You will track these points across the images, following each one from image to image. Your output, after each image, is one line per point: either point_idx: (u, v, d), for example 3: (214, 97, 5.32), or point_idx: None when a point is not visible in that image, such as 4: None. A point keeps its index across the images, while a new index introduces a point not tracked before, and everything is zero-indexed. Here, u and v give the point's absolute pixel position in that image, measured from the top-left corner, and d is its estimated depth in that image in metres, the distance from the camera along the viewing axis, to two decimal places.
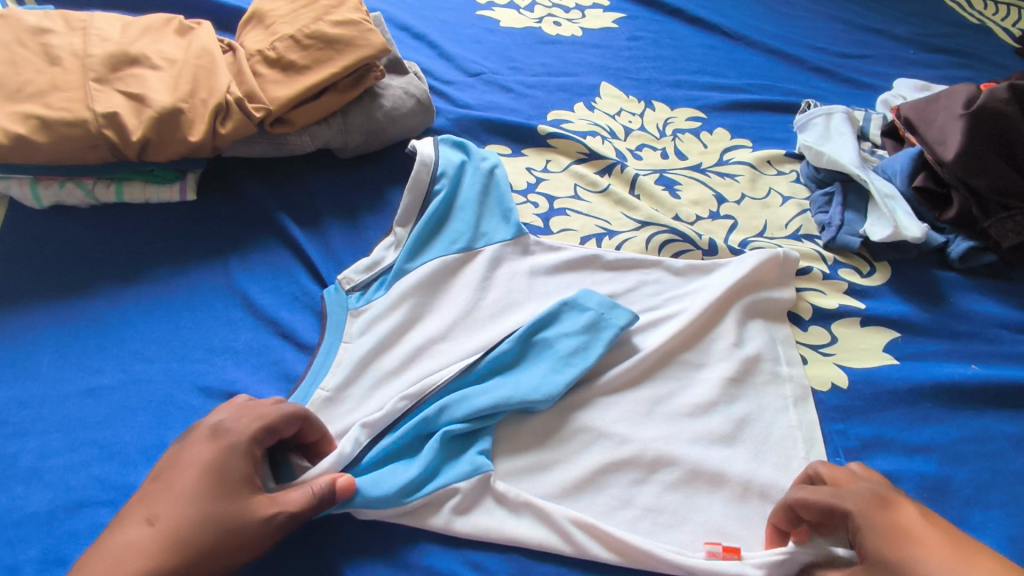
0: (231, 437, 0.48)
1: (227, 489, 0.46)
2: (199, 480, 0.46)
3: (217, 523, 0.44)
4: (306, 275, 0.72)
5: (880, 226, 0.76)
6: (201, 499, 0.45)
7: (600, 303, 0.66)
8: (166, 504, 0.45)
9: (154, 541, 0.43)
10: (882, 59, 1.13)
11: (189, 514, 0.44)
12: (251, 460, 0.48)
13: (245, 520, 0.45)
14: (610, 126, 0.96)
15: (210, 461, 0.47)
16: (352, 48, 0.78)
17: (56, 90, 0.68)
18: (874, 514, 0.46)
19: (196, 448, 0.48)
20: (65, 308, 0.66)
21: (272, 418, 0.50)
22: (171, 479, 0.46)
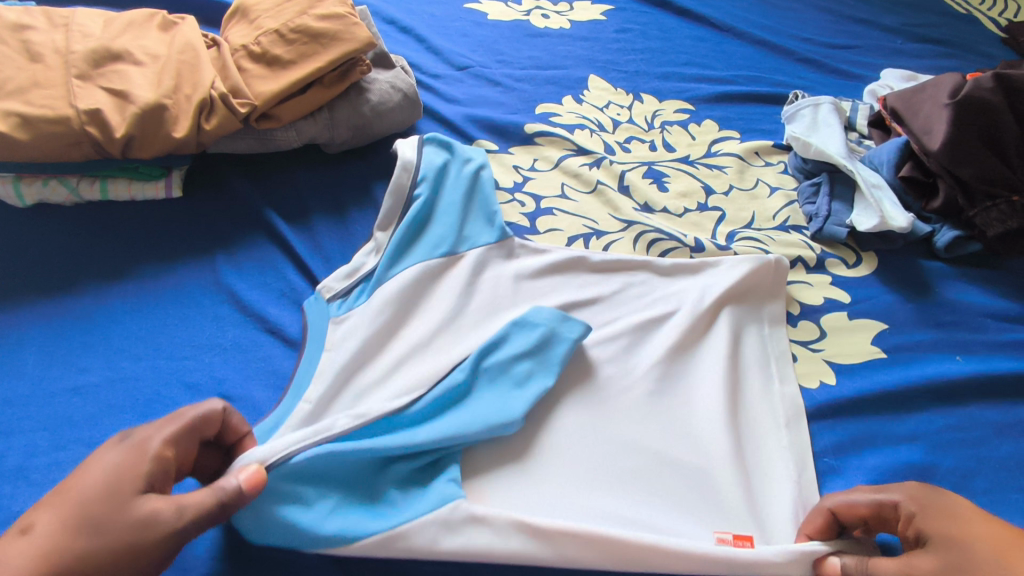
0: (136, 439, 0.46)
1: (117, 493, 0.43)
2: (97, 484, 0.43)
3: (102, 527, 0.42)
4: (294, 271, 0.72)
5: (867, 216, 0.76)
6: (91, 502, 0.42)
7: (551, 318, 0.65)
8: (48, 511, 0.42)
9: (26, 552, 0.40)
10: (870, 50, 1.13)
11: (70, 520, 0.42)
12: (157, 463, 0.45)
13: (132, 524, 0.42)
14: (599, 119, 0.96)
15: (107, 465, 0.44)
16: (338, 41, 0.78)
17: (38, 87, 0.67)
18: (929, 501, 0.50)
19: (99, 452, 0.46)
20: (49, 307, 0.65)
21: (184, 420, 0.48)
22: (65, 483, 0.44)
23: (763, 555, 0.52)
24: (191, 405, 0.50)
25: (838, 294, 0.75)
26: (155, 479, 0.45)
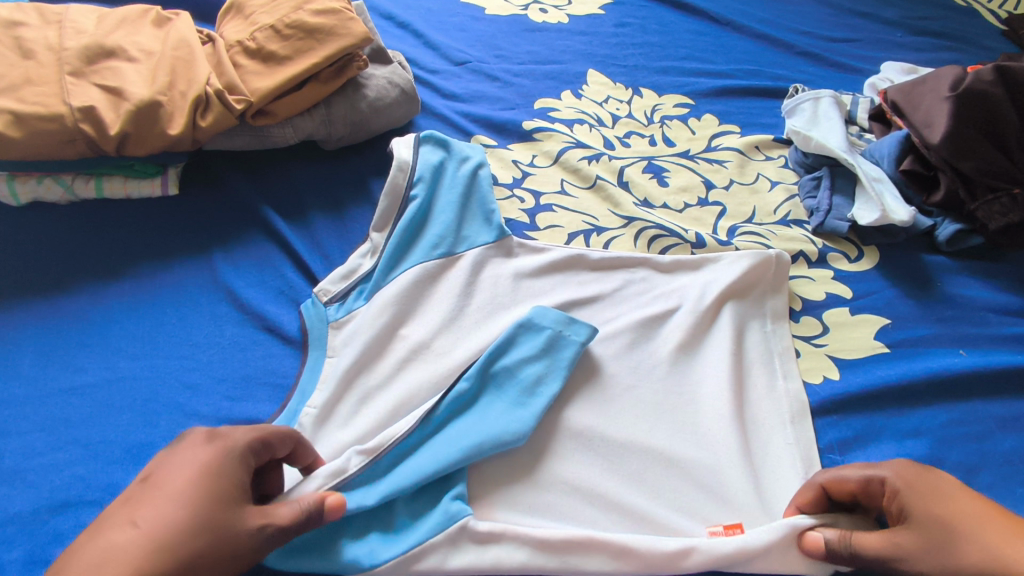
0: (230, 441, 0.46)
1: (221, 495, 0.43)
2: (194, 482, 0.43)
3: (214, 527, 0.42)
4: (292, 268, 0.71)
5: (868, 210, 0.76)
6: (195, 500, 0.42)
7: (558, 320, 0.65)
8: (154, 507, 0.41)
9: (142, 542, 0.39)
10: (869, 43, 1.12)
11: (178, 515, 0.41)
12: (242, 470, 0.46)
13: (237, 530, 0.43)
14: (598, 114, 0.95)
15: (206, 464, 0.44)
16: (334, 37, 0.77)
17: (30, 84, 0.66)
18: (917, 479, 0.49)
19: (190, 449, 0.45)
20: (43, 307, 0.64)
21: (268, 434, 0.49)
22: (158, 479, 0.43)
23: (756, 544, 0.52)
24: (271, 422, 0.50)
25: (839, 289, 0.74)
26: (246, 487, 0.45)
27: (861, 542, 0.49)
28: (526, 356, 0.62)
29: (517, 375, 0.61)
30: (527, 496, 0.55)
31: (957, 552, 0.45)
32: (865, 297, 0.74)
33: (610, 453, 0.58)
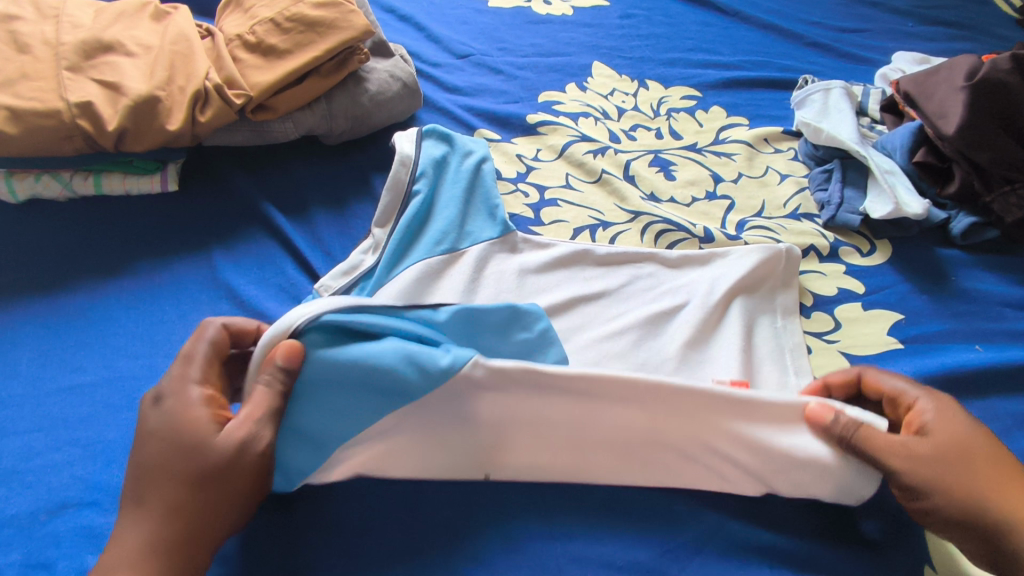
0: (170, 394, 0.48)
1: (193, 442, 0.46)
2: (164, 447, 0.46)
3: (198, 467, 0.45)
4: (293, 264, 0.70)
5: (880, 203, 0.74)
6: (171, 460, 0.45)
7: (542, 333, 0.64)
8: (143, 484, 0.45)
9: (153, 510, 0.44)
10: (879, 33, 1.10)
11: (167, 479, 0.45)
12: (206, 406, 0.48)
13: (221, 454, 0.46)
14: (603, 107, 0.93)
15: (167, 425, 0.47)
16: (334, 30, 0.76)
17: (26, 78, 0.65)
18: (954, 413, 0.51)
19: (147, 420, 0.48)
20: (41, 305, 0.64)
21: (199, 356, 0.50)
22: (136, 458, 0.46)
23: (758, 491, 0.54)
24: (194, 337, 0.51)
25: (852, 284, 0.73)
26: (215, 413, 0.48)
27: (868, 437, 0.51)
28: (511, 338, 0.62)
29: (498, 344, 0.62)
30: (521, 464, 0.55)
31: (955, 479, 0.48)
32: (878, 292, 0.72)
33: None
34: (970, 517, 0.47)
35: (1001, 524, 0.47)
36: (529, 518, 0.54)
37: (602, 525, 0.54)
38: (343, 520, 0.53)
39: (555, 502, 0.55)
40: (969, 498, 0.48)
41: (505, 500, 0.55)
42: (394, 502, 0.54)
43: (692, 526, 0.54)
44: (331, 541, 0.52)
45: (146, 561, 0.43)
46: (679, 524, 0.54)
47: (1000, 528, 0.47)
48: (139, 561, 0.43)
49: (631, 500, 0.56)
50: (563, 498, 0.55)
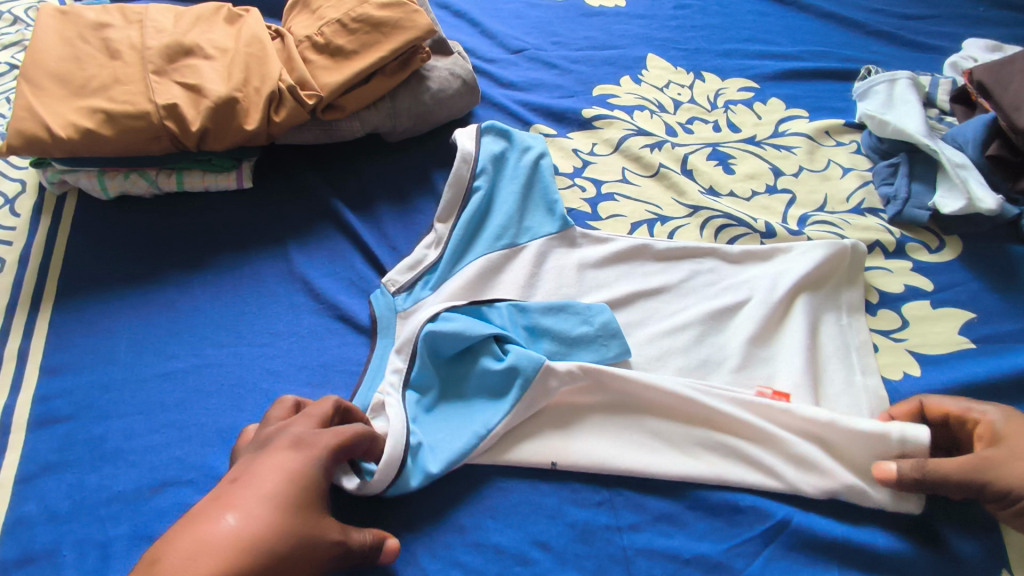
0: (315, 448, 0.47)
1: (307, 499, 0.44)
2: (286, 487, 0.44)
3: (295, 536, 0.42)
4: (362, 259, 0.73)
5: (952, 198, 0.72)
6: (280, 505, 0.43)
7: (604, 328, 0.64)
8: (248, 510, 0.41)
9: (230, 542, 0.39)
10: (947, 19, 1.06)
11: (272, 519, 0.42)
12: (325, 475, 0.47)
13: (319, 536, 0.44)
14: (658, 100, 0.93)
15: (294, 470, 0.45)
16: (399, 30, 0.77)
17: (118, 83, 0.70)
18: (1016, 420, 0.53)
19: (279, 453, 0.46)
20: (137, 297, 0.69)
21: (350, 438, 0.50)
22: (251, 482, 0.43)
23: (811, 489, 0.55)
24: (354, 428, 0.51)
25: (920, 281, 0.72)
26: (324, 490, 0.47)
27: (942, 467, 0.51)
28: (562, 329, 0.64)
29: (552, 330, 0.64)
30: (576, 452, 0.57)
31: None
32: (946, 290, 0.71)
33: (679, 443, 0.58)
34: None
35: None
36: (594, 510, 0.56)
37: (666, 519, 0.55)
38: (419, 504, 0.56)
39: (621, 496, 0.57)
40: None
41: (570, 491, 0.57)
42: (465, 489, 0.57)
43: (757, 521, 0.55)
44: (409, 522, 0.55)
45: None
46: (744, 519, 0.55)
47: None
48: None
49: (697, 493, 0.56)
50: (627, 489, 0.57)
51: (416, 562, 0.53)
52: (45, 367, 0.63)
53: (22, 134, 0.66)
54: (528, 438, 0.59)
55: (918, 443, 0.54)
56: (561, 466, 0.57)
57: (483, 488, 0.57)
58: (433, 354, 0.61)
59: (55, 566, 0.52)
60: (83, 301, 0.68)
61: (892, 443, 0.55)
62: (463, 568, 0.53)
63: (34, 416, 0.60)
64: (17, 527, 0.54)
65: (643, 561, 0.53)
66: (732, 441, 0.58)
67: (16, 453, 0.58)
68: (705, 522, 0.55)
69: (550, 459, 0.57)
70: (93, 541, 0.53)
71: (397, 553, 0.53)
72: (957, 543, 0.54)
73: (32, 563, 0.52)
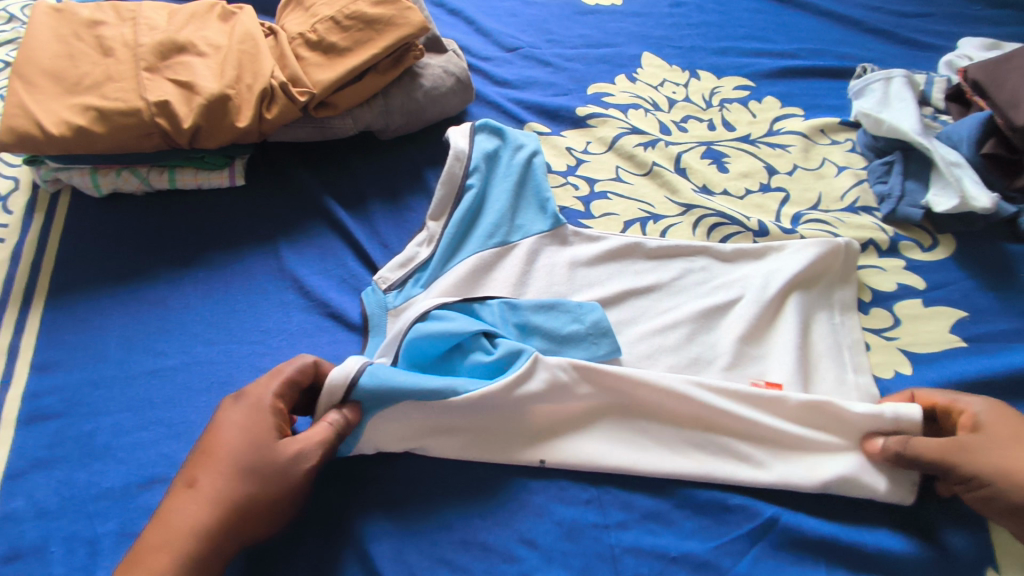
0: (253, 397, 0.52)
1: (256, 441, 0.50)
2: (231, 439, 0.49)
3: (255, 474, 0.48)
4: (353, 256, 0.73)
5: (945, 196, 0.72)
6: (233, 454, 0.49)
7: (595, 326, 0.64)
8: (205, 468, 0.48)
9: (196, 500, 0.47)
10: (944, 17, 1.05)
11: (224, 470, 0.48)
12: (275, 414, 0.52)
13: (277, 463, 0.49)
14: (653, 98, 0.93)
15: (239, 421, 0.50)
16: (392, 27, 0.77)
17: (111, 81, 0.70)
18: (1003, 413, 0.53)
19: (226, 412, 0.52)
20: (128, 294, 0.69)
21: (287, 374, 0.54)
22: (207, 444, 0.50)
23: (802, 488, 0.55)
24: (289, 359, 0.55)
25: (913, 280, 0.71)
26: (279, 427, 0.51)
27: (918, 449, 0.52)
28: (553, 327, 0.64)
29: (542, 326, 0.64)
30: (565, 451, 0.57)
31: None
32: (939, 289, 0.71)
33: (668, 441, 0.58)
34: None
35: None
36: (581, 508, 0.56)
37: (654, 517, 0.55)
38: (408, 502, 0.56)
39: (610, 495, 0.56)
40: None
41: (559, 489, 0.57)
42: (453, 488, 0.57)
43: (746, 520, 0.54)
44: (398, 520, 0.55)
45: (188, 545, 0.45)
46: (732, 518, 0.55)
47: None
48: (180, 544, 0.45)
49: (686, 492, 0.56)
50: (615, 487, 0.57)
51: (402, 559, 0.53)
52: (35, 364, 0.63)
53: (14, 131, 0.66)
54: (518, 436, 0.59)
55: (912, 420, 0.56)
56: (550, 464, 0.57)
57: (471, 486, 0.57)
58: (420, 353, 0.61)
59: (42, 562, 0.52)
60: (74, 298, 0.68)
61: (883, 425, 0.56)
62: (450, 566, 0.53)
63: (23, 413, 0.60)
64: (5, 524, 0.54)
65: (631, 559, 0.53)
66: (722, 440, 0.57)
67: (5, 450, 0.58)
68: (694, 520, 0.55)
69: (539, 457, 0.57)
70: (80, 537, 0.53)
71: (383, 551, 0.53)
72: (947, 543, 0.53)
73: (19, 560, 0.52)
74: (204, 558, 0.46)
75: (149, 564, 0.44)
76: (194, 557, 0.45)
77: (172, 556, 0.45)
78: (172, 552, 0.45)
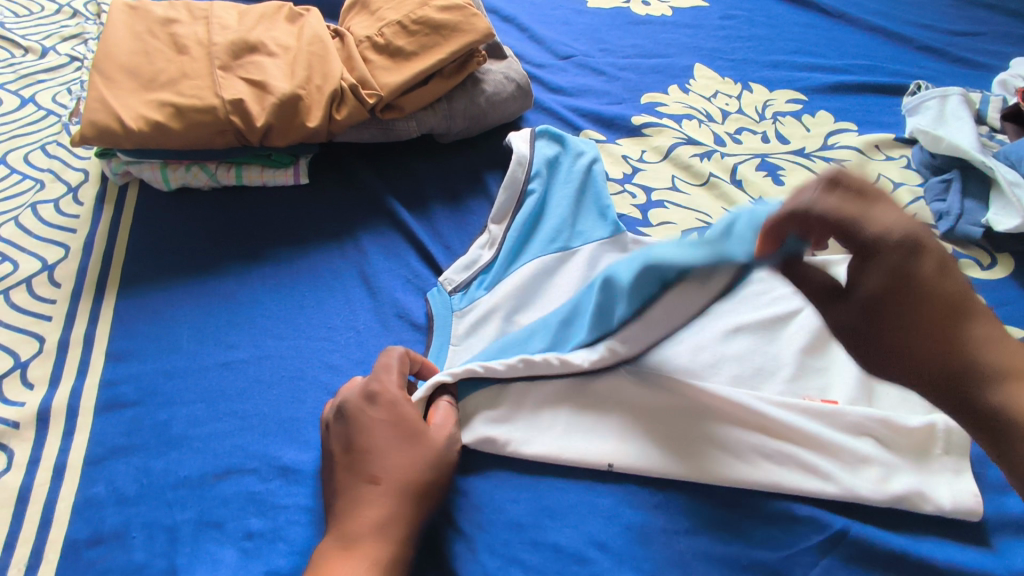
0: (387, 395, 0.55)
1: (411, 431, 0.53)
2: (390, 435, 0.52)
3: (426, 461, 0.52)
4: (416, 256, 0.74)
5: (1007, 217, 0.73)
6: (398, 447, 0.52)
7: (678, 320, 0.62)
8: (377, 463, 0.51)
9: (384, 492, 0.50)
10: (996, 37, 1.06)
11: (399, 462, 0.51)
12: (411, 404, 0.55)
13: (437, 448, 0.54)
14: (706, 109, 0.93)
15: (388, 418, 0.53)
16: (458, 33, 0.78)
17: (186, 78, 0.71)
18: (900, 246, 0.46)
19: (366, 415, 0.54)
20: (200, 286, 0.70)
21: (397, 367, 0.57)
22: (362, 443, 0.52)
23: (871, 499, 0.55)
24: (385, 353, 0.58)
25: None
26: (418, 416, 0.55)
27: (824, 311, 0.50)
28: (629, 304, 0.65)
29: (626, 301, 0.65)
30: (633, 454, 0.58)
31: (920, 348, 0.47)
32: (999, 307, 0.71)
33: (735, 449, 0.58)
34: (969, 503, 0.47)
35: (984, 381, 0.46)
36: (650, 513, 0.56)
37: (721, 525, 0.55)
38: (483, 498, 0.57)
39: (676, 502, 0.57)
40: (950, 367, 0.47)
41: (627, 493, 0.57)
42: (524, 487, 0.58)
43: (816, 531, 0.55)
44: (473, 518, 0.56)
45: (394, 532, 0.49)
46: (802, 529, 0.55)
47: (995, 362, 0.47)
48: (385, 533, 0.48)
49: (754, 501, 0.56)
50: (684, 495, 0.57)
51: (477, 558, 0.54)
52: (110, 352, 0.64)
53: (95, 125, 0.68)
54: (587, 440, 0.59)
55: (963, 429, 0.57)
56: (617, 468, 0.58)
57: (539, 486, 0.58)
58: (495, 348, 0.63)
59: (124, 548, 0.53)
60: (144, 290, 0.69)
61: (936, 442, 0.57)
62: (521, 566, 0.53)
63: (99, 400, 0.61)
64: (86, 509, 0.55)
65: (700, 565, 0.53)
66: (788, 449, 0.58)
67: (84, 436, 0.59)
68: (763, 530, 0.55)
69: (606, 460, 0.58)
70: (160, 525, 0.54)
71: (458, 549, 0.54)
72: (1009, 557, 0.53)
73: (103, 544, 0.53)
74: (409, 539, 0.50)
75: (367, 552, 0.47)
76: (401, 541, 0.49)
77: (385, 540, 0.48)
78: (385, 539, 0.48)
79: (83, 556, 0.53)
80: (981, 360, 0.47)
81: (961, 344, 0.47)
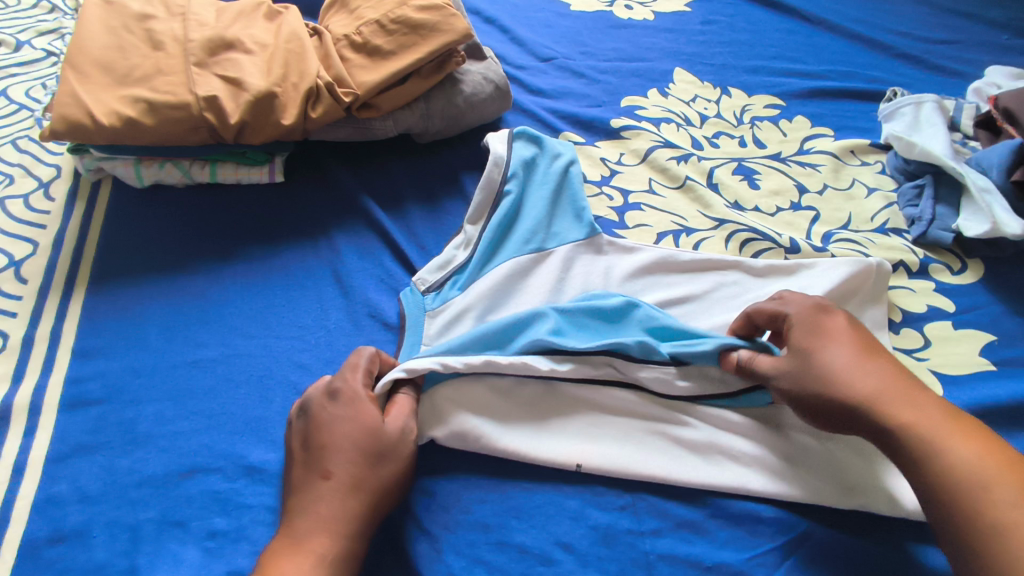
0: (349, 393, 0.55)
1: (369, 429, 0.53)
2: (348, 432, 0.52)
3: (382, 459, 0.52)
4: (390, 255, 0.74)
5: (976, 222, 0.73)
6: (356, 444, 0.52)
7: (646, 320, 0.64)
8: (334, 459, 0.51)
9: (337, 489, 0.50)
10: (971, 45, 1.07)
11: (353, 458, 0.51)
12: (372, 403, 0.55)
13: (394, 446, 0.53)
14: (685, 113, 0.94)
15: (348, 415, 0.53)
16: (437, 33, 0.78)
17: (161, 74, 0.71)
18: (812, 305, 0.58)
19: (327, 412, 0.54)
20: (170, 283, 0.70)
21: (364, 366, 0.57)
22: (321, 440, 0.52)
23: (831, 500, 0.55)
24: (356, 353, 0.58)
25: (943, 302, 0.72)
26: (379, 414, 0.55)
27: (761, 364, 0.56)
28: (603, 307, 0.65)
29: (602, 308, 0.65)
30: (601, 456, 0.58)
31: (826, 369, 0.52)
32: (968, 312, 0.72)
33: (698, 449, 0.59)
34: (944, 533, 0.45)
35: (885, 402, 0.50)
36: (616, 513, 0.56)
37: (687, 526, 0.56)
38: (450, 498, 0.57)
39: (643, 504, 0.57)
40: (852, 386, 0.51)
41: (594, 493, 0.57)
42: (492, 486, 0.57)
43: (780, 531, 0.55)
44: (438, 518, 0.56)
45: (344, 529, 0.48)
46: (766, 530, 0.55)
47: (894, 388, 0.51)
48: (335, 530, 0.48)
49: (718, 502, 0.57)
50: (651, 495, 0.57)
51: (440, 559, 0.53)
52: (77, 350, 0.64)
53: (66, 119, 0.67)
54: (557, 439, 0.59)
55: None
56: (586, 469, 0.57)
57: (507, 486, 0.57)
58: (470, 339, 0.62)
59: (84, 547, 0.52)
60: (113, 286, 0.69)
61: None
62: (485, 566, 0.53)
63: (64, 397, 0.61)
64: (46, 507, 0.54)
65: (664, 566, 0.53)
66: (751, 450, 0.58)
67: (46, 434, 0.58)
68: (728, 531, 0.55)
69: (575, 461, 0.58)
70: (121, 524, 0.54)
71: (422, 549, 0.54)
72: None
73: (62, 543, 0.53)
74: (360, 536, 0.49)
75: (314, 548, 0.47)
76: (351, 539, 0.48)
77: (333, 538, 0.48)
78: (335, 535, 0.48)
79: (41, 555, 0.52)
80: (881, 383, 0.51)
81: (862, 371, 0.52)
